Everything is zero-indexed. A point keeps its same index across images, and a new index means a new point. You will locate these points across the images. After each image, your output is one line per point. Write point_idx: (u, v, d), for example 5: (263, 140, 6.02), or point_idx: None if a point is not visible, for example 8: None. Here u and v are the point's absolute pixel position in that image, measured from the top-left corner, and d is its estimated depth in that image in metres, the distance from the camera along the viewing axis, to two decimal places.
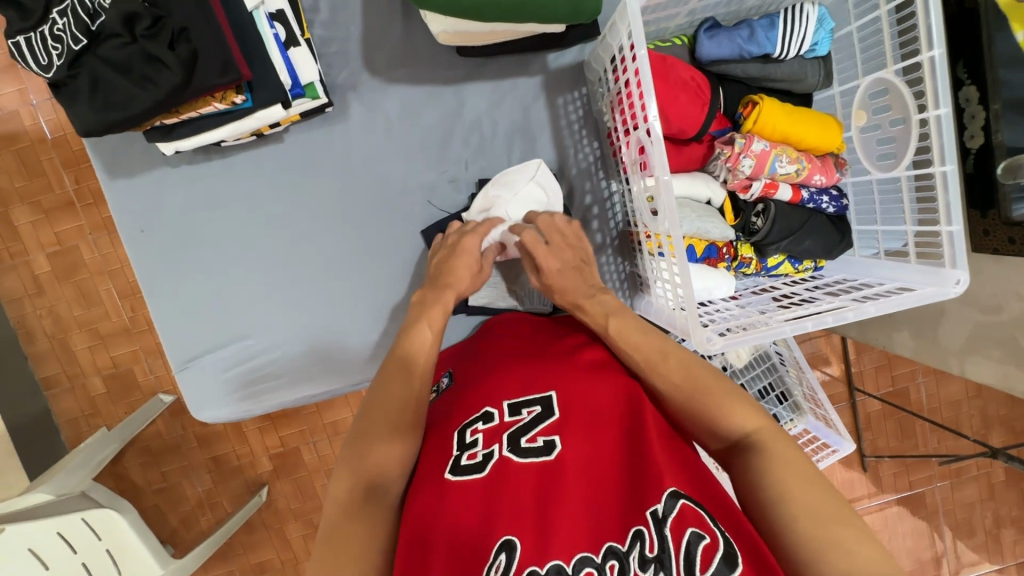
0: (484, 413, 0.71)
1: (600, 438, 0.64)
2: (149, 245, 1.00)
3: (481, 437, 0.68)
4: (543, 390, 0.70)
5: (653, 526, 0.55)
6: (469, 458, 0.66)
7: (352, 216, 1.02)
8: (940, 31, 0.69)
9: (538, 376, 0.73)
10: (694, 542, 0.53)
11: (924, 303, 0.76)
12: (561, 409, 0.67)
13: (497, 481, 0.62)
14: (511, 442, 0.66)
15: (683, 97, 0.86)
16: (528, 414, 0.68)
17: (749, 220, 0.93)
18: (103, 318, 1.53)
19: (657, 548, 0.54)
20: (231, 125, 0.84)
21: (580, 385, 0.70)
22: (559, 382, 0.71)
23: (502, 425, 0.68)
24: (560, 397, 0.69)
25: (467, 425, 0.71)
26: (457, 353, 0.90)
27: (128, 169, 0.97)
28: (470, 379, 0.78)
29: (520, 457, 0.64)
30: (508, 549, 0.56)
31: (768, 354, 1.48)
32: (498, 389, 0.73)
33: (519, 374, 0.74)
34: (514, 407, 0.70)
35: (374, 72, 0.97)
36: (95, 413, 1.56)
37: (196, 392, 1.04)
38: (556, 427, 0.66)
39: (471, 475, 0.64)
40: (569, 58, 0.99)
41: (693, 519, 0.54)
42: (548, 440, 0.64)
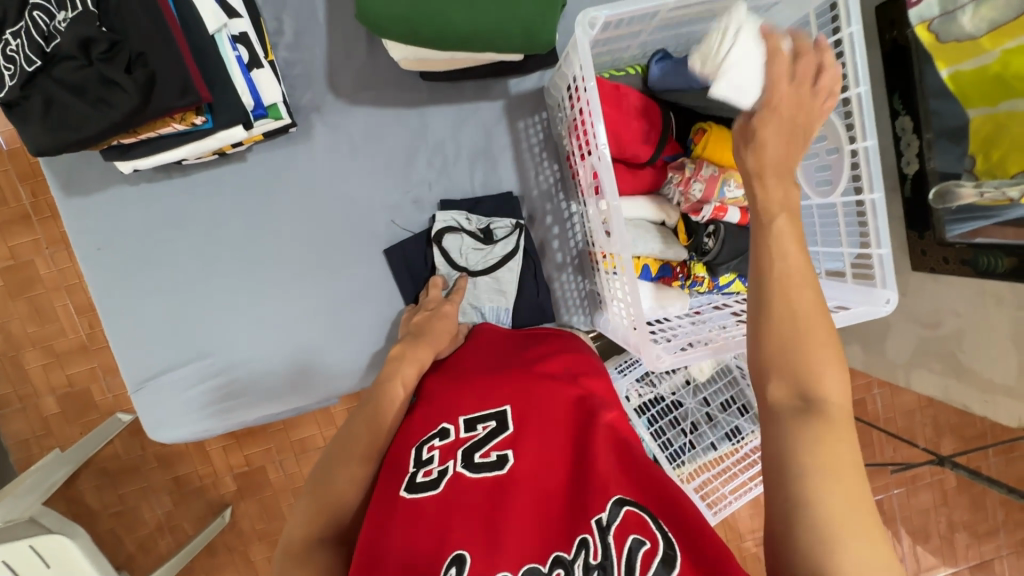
0: (440, 429, 0.72)
1: (552, 448, 0.67)
2: (107, 263, 0.98)
3: (437, 453, 0.69)
4: (498, 405, 0.72)
5: (596, 533, 0.57)
6: (424, 474, 0.67)
7: (316, 234, 1.02)
8: (864, 70, 0.75)
9: (494, 391, 0.74)
10: (635, 547, 0.55)
11: (860, 320, 0.80)
12: (516, 423, 0.69)
13: (451, 496, 0.63)
14: (465, 457, 0.67)
15: (635, 124, 0.90)
16: (483, 429, 0.70)
17: (700, 240, 0.95)
18: (58, 335, 1.49)
19: (602, 556, 0.55)
20: (192, 145, 0.85)
21: (533, 398, 0.72)
22: (514, 396, 0.73)
23: (458, 440, 0.70)
24: (514, 412, 0.71)
25: (423, 441, 0.71)
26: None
27: (86, 187, 0.96)
28: (429, 394, 0.79)
29: (474, 472, 0.65)
30: (458, 564, 0.57)
31: (729, 367, 1.46)
32: (455, 405, 0.74)
33: (478, 389, 0.76)
34: (469, 423, 0.71)
35: (339, 94, 0.99)
36: (47, 434, 1.51)
37: (153, 413, 1.02)
38: (509, 440, 0.67)
39: (426, 491, 0.65)
40: (530, 83, 1.02)
41: (634, 524, 0.57)
42: (501, 454, 0.66)
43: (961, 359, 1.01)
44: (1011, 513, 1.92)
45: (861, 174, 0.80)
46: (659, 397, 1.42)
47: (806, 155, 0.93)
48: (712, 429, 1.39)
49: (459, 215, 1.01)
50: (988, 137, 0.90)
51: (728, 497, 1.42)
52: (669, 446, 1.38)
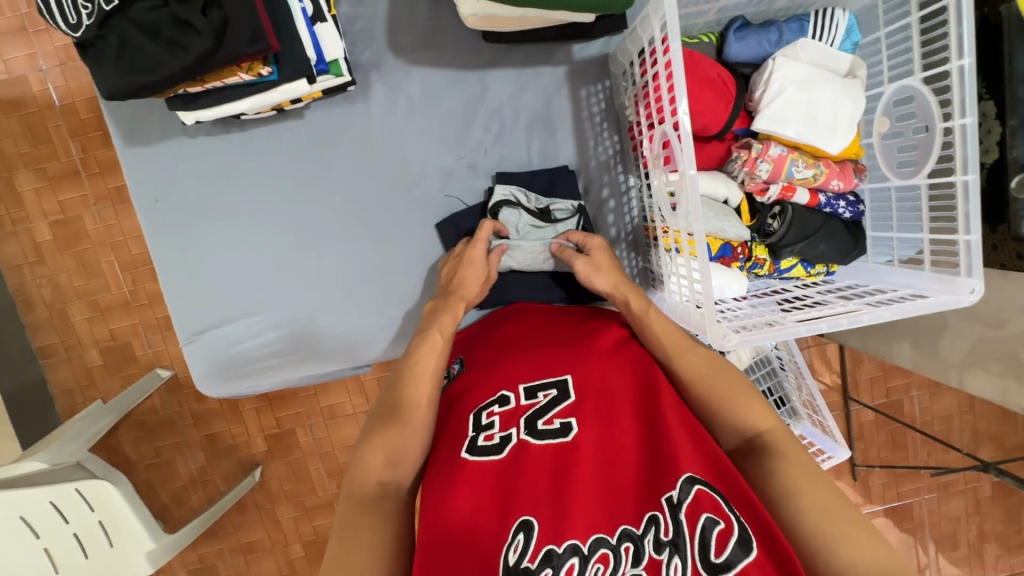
0: (500, 396, 0.71)
1: (617, 419, 0.65)
2: (162, 215, 0.99)
3: (497, 419, 0.69)
4: (559, 373, 0.71)
5: (667, 511, 0.56)
6: (486, 438, 0.67)
7: (366, 197, 1.01)
8: (971, 40, 0.70)
9: (554, 359, 0.73)
10: (709, 526, 0.54)
11: (937, 310, 0.76)
12: (578, 391, 0.68)
13: (516, 463, 0.63)
14: (528, 425, 0.66)
15: (709, 93, 0.86)
16: (544, 397, 0.69)
17: (764, 221, 0.94)
18: (103, 289, 1.52)
19: (673, 532, 0.55)
20: (254, 97, 0.84)
21: (595, 369, 0.71)
22: (574, 366, 0.71)
23: (519, 408, 0.69)
24: (576, 380, 0.70)
25: (483, 407, 0.71)
26: (470, 337, 0.90)
27: (145, 138, 0.96)
28: (485, 361, 0.79)
29: (539, 440, 0.64)
30: (525, 529, 0.57)
31: (769, 358, 1.49)
32: (516, 373, 0.74)
33: (539, 359, 0.74)
34: (530, 390, 0.70)
35: (399, 54, 0.97)
36: (91, 385, 1.56)
37: (201, 366, 1.04)
38: (572, 409, 0.67)
39: (489, 455, 0.65)
40: (595, 49, 0.98)
41: (708, 504, 0.55)
42: (565, 423, 0.65)
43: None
44: None
45: (954, 154, 0.75)
46: None
47: (888, 134, 0.87)
48: None
49: (518, 190, 0.98)
50: None
51: None
52: None
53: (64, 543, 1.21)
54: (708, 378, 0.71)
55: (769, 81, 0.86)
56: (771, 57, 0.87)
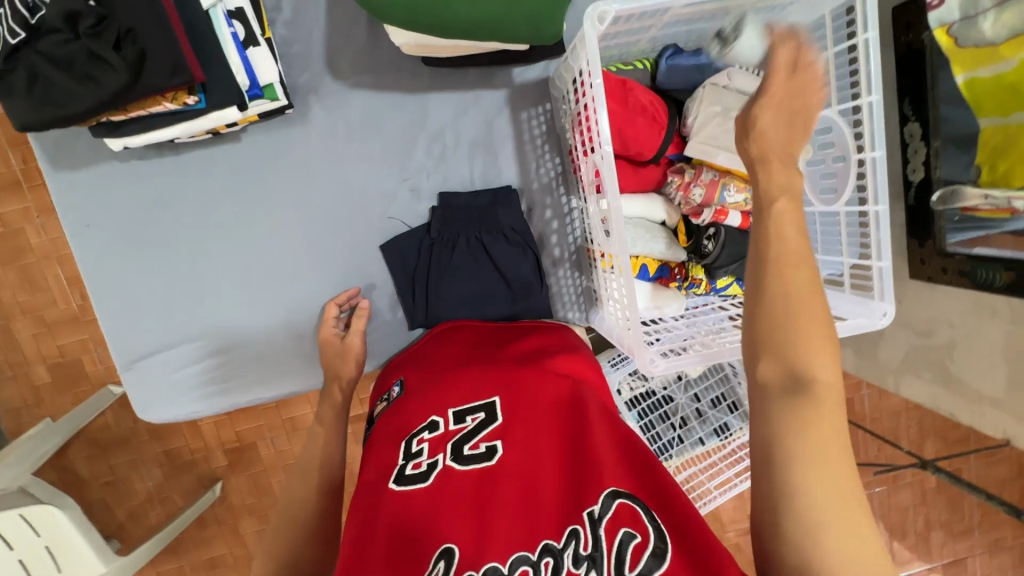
0: (429, 422, 0.73)
1: (539, 437, 0.67)
2: (98, 239, 0.97)
3: (426, 445, 0.70)
4: (487, 396, 0.72)
5: (588, 526, 0.57)
6: (414, 467, 0.68)
7: (308, 219, 1.00)
8: (878, 77, 0.73)
9: (483, 383, 0.75)
10: (626, 540, 0.55)
11: (857, 333, 0.79)
12: (504, 414, 0.70)
13: (440, 490, 0.65)
14: (455, 450, 0.68)
15: (641, 121, 0.88)
16: (472, 421, 0.71)
17: (699, 242, 0.96)
18: (48, 305, 1.47)
19: (591, 546, 0.56)
20: (184, 125, 0.82)
21: (522, 391, 0.73)
22: (502, 387, 0.74)
23: (447, 433, 0.71)
24: (504, 403, 0.71)
25: (413, 434, 0.73)
26: (410, 359, 0.90)
27: (75, 161, 0.94)
28: (417, 385, 0.80)
29: (464, 466, 0.66)
30: (446, 557, 0.58)
31: (723, 363, 1.46)
32: (445, 397, 0.75)
33: (468, 381, 0.76)
34: (458, 415, 0.72)
35: (338, 76, 0.96)
36: (37, 403, 1.51)
37: (143, 392, 1.02)
38: (498, 431, 0.68)
39: (416, 484, 0.66)
40: (534, 72, 0.99)
41: (627, 517, 0.57)
42: (490, 445, 0.67)
43: (951, 369, 1.01)
44: (988, 516, 1.96)
45: (867, 183, 0.78)
46: (651, 391, 1.42)
47: (812, 161, 0.90)
48: (701, 424, 1.40)
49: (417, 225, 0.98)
50: (994, 149, 0.89)
51: (712, 492, 1.43)
52: (659, 438, 1.39)
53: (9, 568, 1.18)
54: (791, 315, 0.52)
55: (699, 110, 0.88)
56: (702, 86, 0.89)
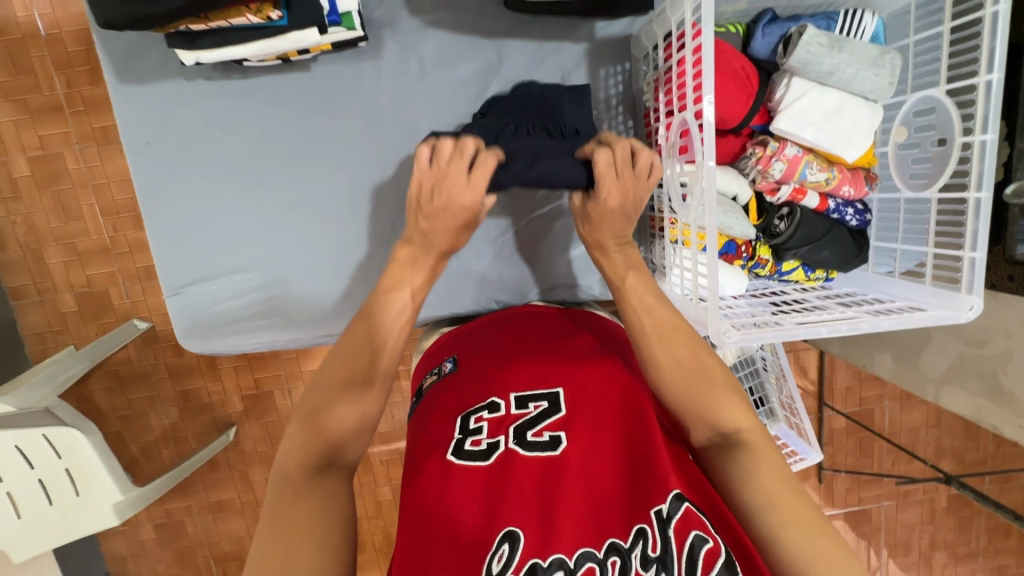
0: (490, 402, 0.72)
1: (601, 437, 0.65)
2: (153, 159, 0.95)
3: (486, 425, 0.70)
4: (552, 386, 0.72)
5: (657, 525, 0.56)
6: (474, 444, 0.67)
7: (365, 161, 0.98)
8: (1002, 54, 0.69)
9: (546, 371, 0.75)
10: (697, 545, 0.54)
11: (934, 323, 0.76)
12: (568, 407, 0.69)
13: (501, 471, 0.64)
14: (517, 434, 0.67)
15: (731, 85, 0.84)
16: (534, 408, 0.70)
17: (771, 221, 0.93)
18: (82, 234, 1.46)
19: (660, 548, 0.54)
20: (260, 43, 0.80)
21: (588, 386, 0.71)
22: (566, 380, 0.72)
23: (508, 416, 0.70)
24: (567, 395, 0.71)
25: (472, 412, 0.72)
26: (460, 338, 0.89)
27: (138, 77, 0.91)
28: (475, 366, 0.80)
29: (526, 450, 0.65)
30: (511, 540, 0.57)
31: (753, 358, 1.53)
32: (508, 381, 0.74)
33: (530, 369, 0.75)
34: (521, 400, 0.71)
35: (415, 13, 0.92)
36: (63, 330, 1.51)
37: (185, 319, 1.01)
38: (562, 422, 0.67)
39: (476, 461, 0.66)
40: (618, 28, 0.95)
41: (696, 522, 0.56)
42: (554, 435, 0.66)
43: (1001, 380, 0.98)
44: (993, 540, 1.93)
45: (970, 169, 0.75)
46: None
47: (904, 144, 0.86)
48: None
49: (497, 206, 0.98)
50: None
51: None
52: None
53: (28, 488, 1.19)
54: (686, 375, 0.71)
55: (791, 83, 0.85)
56: (783, 72, 0.86)
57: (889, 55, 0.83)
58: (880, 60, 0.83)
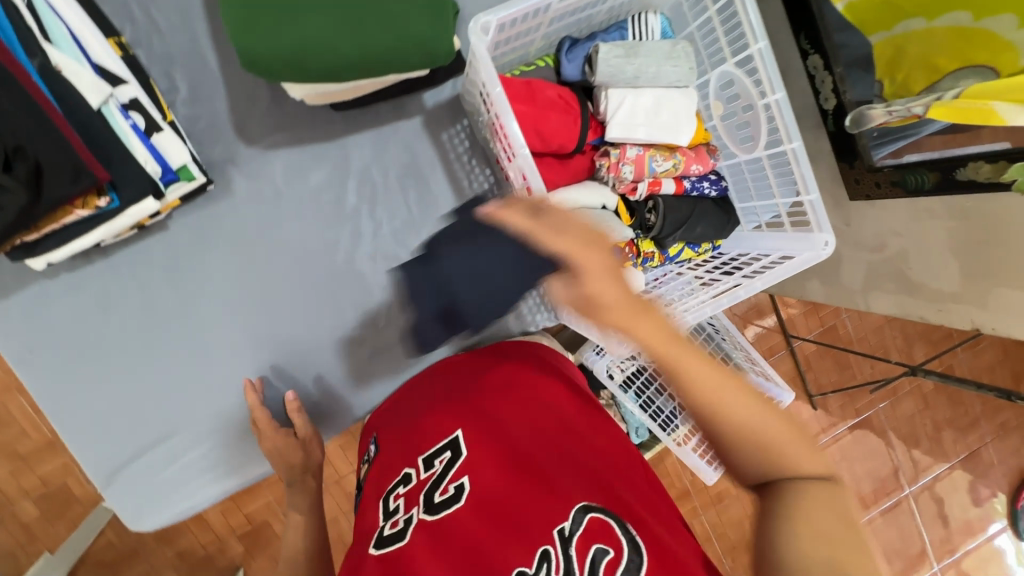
0: (402, 475, 0.72)
1: (505, 469, 0.67)
2: (41, 362, 0.93)
3: (402, 501, 0.69)
4: (450, 434, 0.72)
5: (559, 544, 0.58)
6: (391, 526, 0.67)
7: (254, 289, 0.99)
8: (760, 25, 0.76)
9: (447, 420, 0.75)
10: (599, 556, 0.57)
11: (802, 269, 0.83)
12: (469, 448, 0.70)
13: (416, 545, 0.63)
14: (426, 500, 0.67)
15: (555, 115, 0.89)
16: (439, 464, 0.71)
17: (643, 217, 0.98)
18: (20, 438, 1.39)
19: (564, 568, 0.57)
20: (104, 227, 0.81)
21: (486, 423, 0.73)
22: (466, 424, 0.73)
23: (419, 483, 0.70)
24: (466, 437, 0.71)
25: (389, 491, 0.72)
26: (381, 417, 0.90)
27: (3, 289, 0.90)
28: (389, 443, 0.80)
29: (436, 514, 0.65)
30: None
31: (703, 326, 1.54)
32: (414, 446, 0.75)
33: (433, 423, 0.76)
34: (427, 461, 0.72)
35: (251, 142, 0.95)
36: (33, 540, 1.44)
37: (126, 505, 0.98)
38: (466, 468, 0.68)
39: (395, 544, 0.65)
40: (446, 93, 1.00)
41: (598, 535, 0.58)
42: (458, 485, 0.67)
43: (909, 275, 1.03)
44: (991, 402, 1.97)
45: (778, 126, 0.82)
46: (640, 367, 1.45)
47: (725, 115, 0.94)
48: None
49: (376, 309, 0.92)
50: (891, 59, 0.97)
51: None
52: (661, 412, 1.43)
53: None
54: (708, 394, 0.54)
55: (609, 95, 0.90)
56: (602, 87, 0.91)
57: (680, 46, 0.90)
58: (674, 52, 0.90)
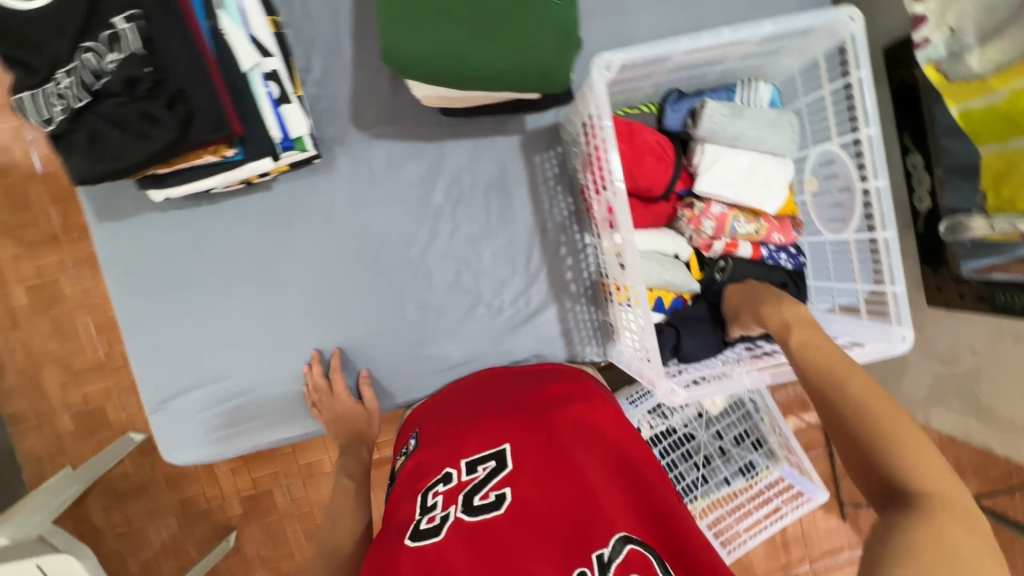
0: (443, 474, 0.71)
1: (549, 482, 0.65)
2: (132, 284, 1.01)
3: (441, 499, 0.67)
4: (497, 444, 0.71)
5: (596, 569, 0.56)
6: (428, 521, 0.65)
7: (329, 262, 1.04)
8: (875, 112, 0.76)
9: (493, 431, 0.74)
10: None
11: (873, 358, 0.79)
12: (514, 459, 0.68)
13: (452, 544, 0.60)
14: (465, 501, 0.65)
15: (649, 159, 0.92)
16: (483, 470, 0.69)
17: (711, 275, 0.99)
18: (77, 352, 1.51)
19: None
20: (223, 174, 0.89)
21: (534, 437, 0.71)
22: (512, 436, 0.72)
23: (459, 484, 0.68)
24: (513, 449, 0.70)
25: (428, 488, 0.70)
26: (423, 417, 0.91)
27: (120, 212, 0.99)
28: (431, 440, 0.80)
29: (473, 516, 0.63)
30: None
31: (742, 400, 1.46)
32: (458, 449, 0.73)
33: (479, 431, 0.75)
34: (470, 465, 0.70)
35: (362, 128, 1.03)
36: (61, 452, 1.51)
37: (169, 434, 1.04)
38: (508, 478, 0.66)
39: (427, 538, 0.62)
40: (547, 119, 1.05)
41: (637, 566, 0.56)
42: (499, 494, 0.65)
43: (979, 397, 0.98)
44: None
45: (873, 213, 0.82)
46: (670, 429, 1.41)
47: (818, 192, 0.94)
48: (725, 464, 1.40)
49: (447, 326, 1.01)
50: (998, 176, 0.85)
51: (744, 536, 1.39)
52: (681, 480, 1.38)
53: None
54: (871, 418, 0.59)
55: (705, 150, 0.92)
56: (698, 141, 0.94)
57: (785, 117, 0.92)
58: (779, 121, 0.92)
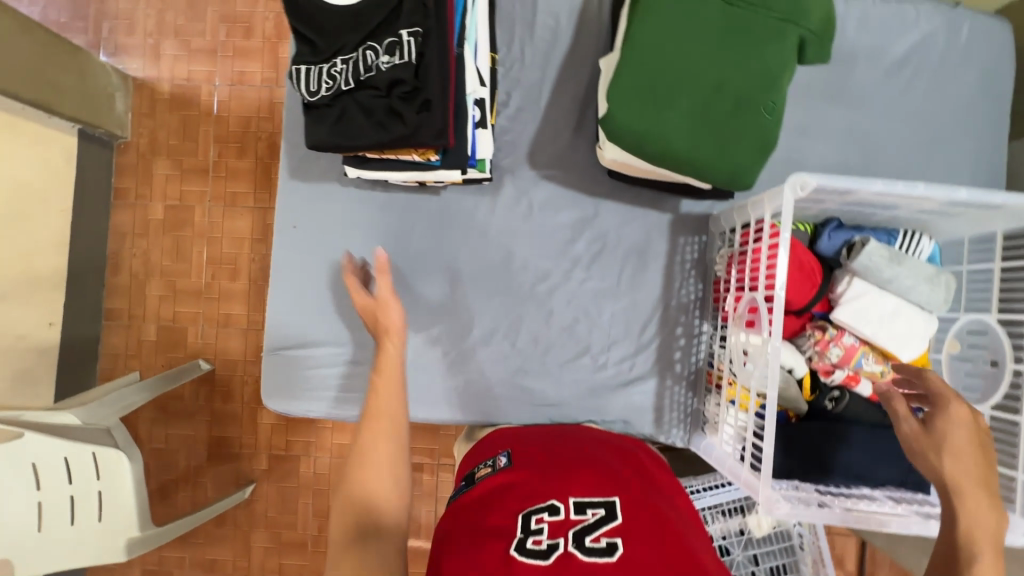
0: (549, 504, 0.72)
1: (664, 549, 0.66)
2: (295, 239, 1.13)
3: (547, 526, 0.69)
4: (608, 494, 0.73)
5: None
6: (533, 542, 0.67)
7: (465, 272, 1.12)
8: None
9: (602, 481, 0.77)
10: None
11: None
12: (624, 515, 0.71)
13: None
14: (576, 538, 0.68)
15: (799, 276, 0.95)
16: (592, 514, 0.71)
17: (822, 400, 0.98)
18: (184, 274, 1.55)
19: None
20: (412, 172, 0.99)
21: (643, 502, 0.73)
22: (622, 493, 0.75)
23: (567, 519, 0.70)
24: (623, 505, 0.72)
25: (532, 511, 0.72)
26: (518, 439, 0.92)
27: (311, 174, 1.13)
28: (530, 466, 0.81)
29: (585, 554, 0.65)
30: None
31: (789, 533, 1.33)
32: (564, 486, 0.76)
33: (587, 476, 0.77)
34: (579, 505, 0.72)
35: (534, 167, 1.12)
36: (135, 356, 1.54)
37: (275, 377, 1.13)
38: (620, 530, 0.68)
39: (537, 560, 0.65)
40: (700, 208, 1.11)
41: None
42: (611, 542, 0.67)
43: None
44: None
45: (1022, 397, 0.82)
46: None
47: (957, 357, 0.95)
48: None
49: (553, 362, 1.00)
50: None
51: None
52: None
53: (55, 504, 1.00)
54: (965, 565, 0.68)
55: (853, 282, 0.95)
56: (848, 273, 0.96)
57: (944, 277, 0.94)
58: (936, 278, 0.94)
